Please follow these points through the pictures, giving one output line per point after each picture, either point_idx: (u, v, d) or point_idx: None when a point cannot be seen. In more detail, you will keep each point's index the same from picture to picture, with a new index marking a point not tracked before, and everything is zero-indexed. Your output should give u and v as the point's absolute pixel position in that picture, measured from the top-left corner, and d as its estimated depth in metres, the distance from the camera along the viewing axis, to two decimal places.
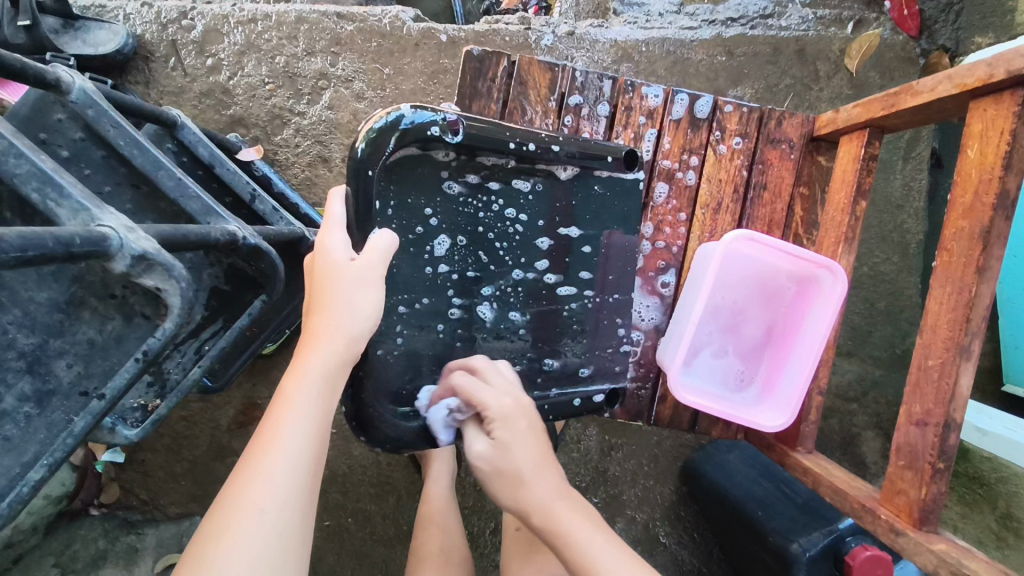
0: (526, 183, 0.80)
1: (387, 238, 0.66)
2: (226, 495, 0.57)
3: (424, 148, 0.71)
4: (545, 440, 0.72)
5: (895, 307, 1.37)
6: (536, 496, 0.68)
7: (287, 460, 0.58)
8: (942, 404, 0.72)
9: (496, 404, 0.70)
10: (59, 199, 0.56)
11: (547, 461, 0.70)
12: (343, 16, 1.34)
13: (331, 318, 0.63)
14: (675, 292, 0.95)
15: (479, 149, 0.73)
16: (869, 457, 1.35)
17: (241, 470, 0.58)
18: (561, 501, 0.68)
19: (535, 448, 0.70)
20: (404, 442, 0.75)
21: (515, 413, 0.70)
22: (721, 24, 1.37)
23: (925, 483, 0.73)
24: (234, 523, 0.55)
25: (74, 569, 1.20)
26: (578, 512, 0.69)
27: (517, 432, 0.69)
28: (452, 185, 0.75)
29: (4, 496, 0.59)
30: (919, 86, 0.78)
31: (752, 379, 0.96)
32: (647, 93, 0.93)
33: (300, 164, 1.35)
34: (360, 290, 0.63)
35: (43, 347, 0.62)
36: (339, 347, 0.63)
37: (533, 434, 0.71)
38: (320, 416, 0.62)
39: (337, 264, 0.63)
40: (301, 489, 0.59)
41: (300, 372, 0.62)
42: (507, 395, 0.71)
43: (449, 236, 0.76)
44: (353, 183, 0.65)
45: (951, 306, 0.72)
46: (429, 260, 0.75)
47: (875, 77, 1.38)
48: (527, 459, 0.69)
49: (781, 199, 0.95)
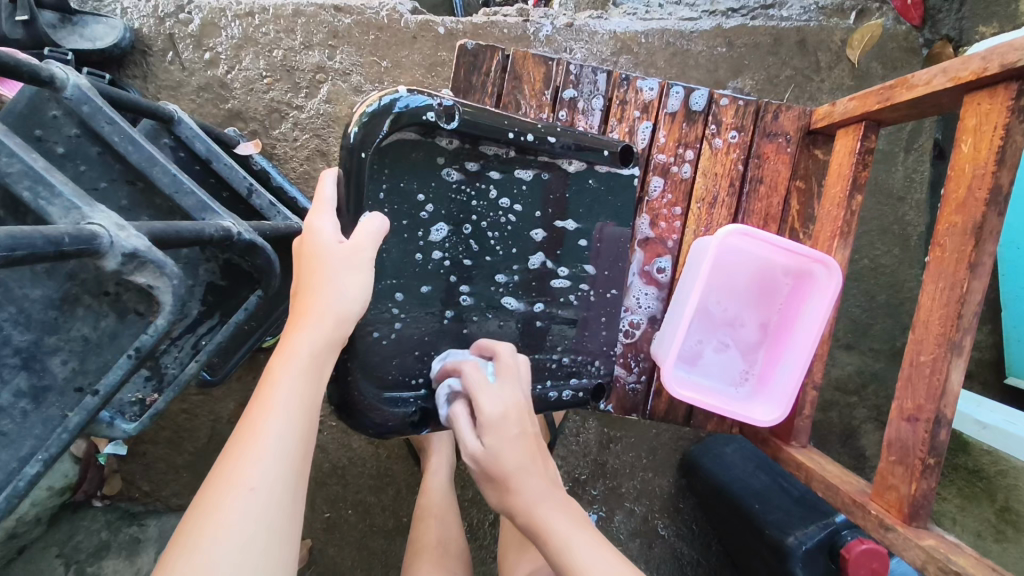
0: (524, 174, 0.79)
1: (377, 221, 0.67)
2: (214, 475, 0.57)
3: (423, 132, 0.70)
4: (537, 445, 0.69)
5: (895, 301, 1.37)
6: (524, 496, 0.65)
7: (277, 440, 0.58)
8: (933, 400, 0.72)
9: (493, 408, 0.67)
10: (50, 197, 0.56)
11: (535, 463, 0.67)
12: (340, 9, 1.34)
13: (319, 299, 0.63)
14: (670, 279, 0.95)
15: (479, 135, 0.73)
16: (868, 449, 1.35)
17: (230, 450, 0.58)
18: (547, 501, 0.65)
19: (525, 450, 0.67)
20: (387, 429, 0.75)
21: (502, 416, 0.67)
22: (721, 15, 1.36)
23: (915, 478, 0.73)
24: (221, 502, 0.55)
25: (78, 559, 1.21)
26: (560, 510, 0.65)
27: (507, 437, 0.66)
28: (452, 172, 0.74)
29: (2, 490, 0.60)
30: (914, 79, 0.77)
31: (747, 373, 0.95)
32: (643, 86, 0.92)
33: (298, 158, 1.35)
34: (349, 270, 0.64)
35: (38, 343, 0.62)
36: (328, 327, 0.64)
37: (527, 440, 0.68)
38: (309, 397, 0.62)
39: (326, 245, 0.64)
40: (291, 469, 0.59)
41: (288, 353, 0.62)
42: (499, 399, 0.68)
43: (447, 224, 0.76)
44: (345, 161, 0.66)
45: (943, 302, 0.72)
46: (421, 247, 0.75)
47: (877, 68, 1.37)
48: (515, 459, 0.66)
49: (777, 193, 0.94)
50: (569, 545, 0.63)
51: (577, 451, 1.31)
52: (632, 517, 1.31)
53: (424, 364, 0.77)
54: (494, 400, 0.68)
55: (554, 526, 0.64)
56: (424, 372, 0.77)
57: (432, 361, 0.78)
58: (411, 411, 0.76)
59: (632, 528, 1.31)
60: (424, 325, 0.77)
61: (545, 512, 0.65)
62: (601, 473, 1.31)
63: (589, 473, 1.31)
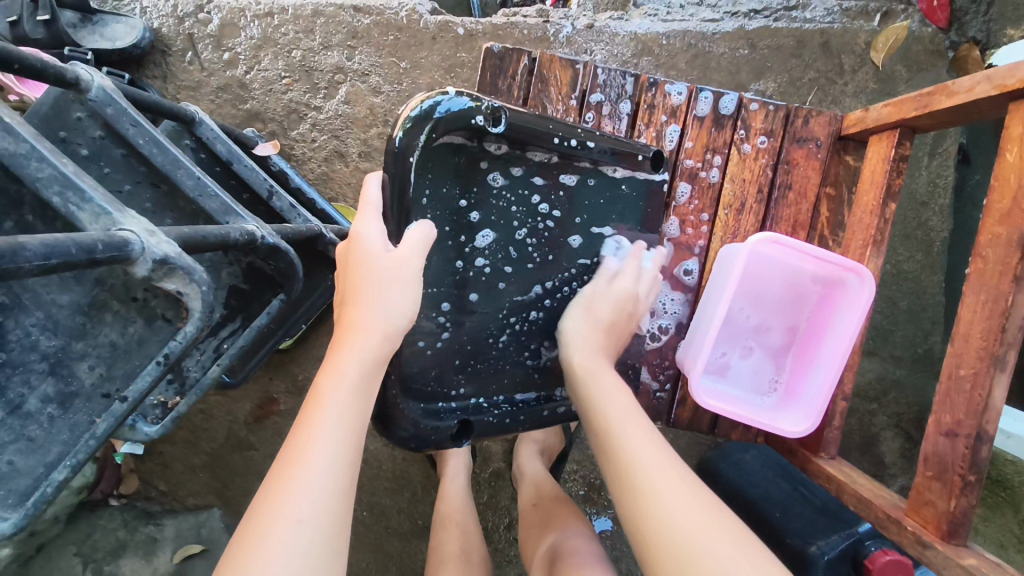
0: (568, 179, 0.79)
1: (426, 228, 0.66)
2: (262, 502, 0.56)
3: (470, 136, 0.68)
4: (619, 332, 0.83)
5: (917, 308, 1.35)
6: (589, 346, 0.78)
7: (325, 463, 0.58)
8: (974, 415, 0.70)
9: (629, 285, 0.83)
10: (80, 203, 0.55)
11: (609, 335, 0.81)
12: (359, 9, 1.33)
13: (368, 314, 0.65)
14: (697, 283, 0.94)
15: (525, 139, 0.71)
16: (888, 457, 1.33)
17: (277, 476, 0.58)
18: (603, 360, 0.77)
19: (619, 329, 0.83)
20: (427, 442, 0.74)
21: (633, 298, 0.83)
22: (743, 16, 1.34)
23: (954, 496, 0.71)
24: (273, 523, 0.54)
25: (95, 558, 1.23)
26: (610, 374, 0.76)
27: (618, 302, 0.82)
28: (497, 177, 0.74)
29: (31, 496, 0.60)
30: (955, 86, 0.76)
31: (777, 383, 0.94)
32: (671, 91, 0.91)
33: (316, 159, 1.34)
34: (395, 284, 0.65)
35: (66, 349, 0.62)
36: (376, 342, 0.65)
37: (625, 318, 0.84)
38: (356, 419, 0.62)
39: (373, 256, 0.65)
40: (340, 492, 0.58)
41: (337, 373, 0.63)
42: (643, 287, 0.84)
43: (493, 230, 0.75)
44: (390, 168, 0.63)
45: (985, 314, 0.70)
46: (464, 254, 0.74)
47: (902, 70, 1.34)
48: (605, 321, 0.81)
49: (806, 200, 0.93)
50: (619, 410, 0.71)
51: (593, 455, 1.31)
52: None
53: (459, 374, 0.78)
54: (635, 284, 0.83)
55: (604, 385, 0.74)
56: (462, 383, 0.78)
57: (471, 371, 0.78)
58: (453, 423, 0.76)
59: None
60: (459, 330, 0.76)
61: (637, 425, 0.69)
62: None
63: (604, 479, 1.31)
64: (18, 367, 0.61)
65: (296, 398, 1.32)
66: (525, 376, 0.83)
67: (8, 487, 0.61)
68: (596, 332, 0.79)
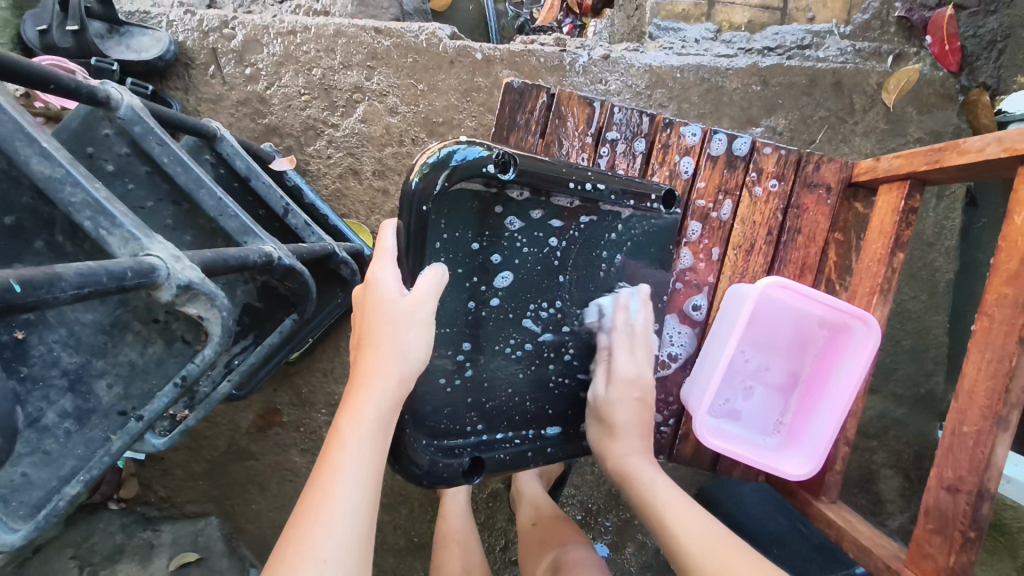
0: (586, 221, 0.81)
1: (439, 273, 0.69)
2: (284, 549, 0.58)
3: (488, 183, 0.70)
4: (646, 414, 0.86)
5: (920, 347, 1.35)
6: (621, 450, 0.82)
7: (347, 505, 0.61)
8: (975, 472, 0.72)
9: (629, 367, 0.84)
10: (110, 228, 0.57)
11: (640, 431, 0.85)
12: (380, 31, 1.35)
13: (386, 358, 0.68)
14: (705, 317, 0.96)
15: (542, 183, 0.73)
16: (887, 495, 1.33)
17: (300, 520, 0.60)
18: (639, 457, 0.82)
19: (638, 419, 0.84)
20: (439, 479, 0.74)
21: (636, 382, 0.84)
22: (758, 53, 1.37)
23: (955, 551, 0.72)
24: (299, 568, 0.57)
25: (92, 562, 1.21)
26: (649, 467, 0.81)
27: (626, 398, 0.83)
28: (514, 221, 0.76)
29: (43, 508, 0.61)
30: (967, 145, 0.78)
31: (779, 427, 0.95)
32: (685, 132, 0.93)
33: (331, 175, 1.36)
34: (412, 327, 0.68)
35: (86, 366, 0.63)
36: (393, 386, 0.67)
37: (641, 405, 0.85)
38: (376, 460, 0.64)
39: (389, 301, 0.68)
40: (359, 538, 0.60)
41: (356, 416, 0.65)
42: (641, 366, 0.86)
43: (512, 271, 0.78)
44: (406, 216, 0.66)
45: (990, 373, 0.72)
46: (479, 294, 0.77)
47: (912, 112, 1.35)
48: (630, 423, 0.83)
49: (815, 243, 0.94)
50: (664, 502, 0.77)
51: (591, 480, 1.31)
52: (643, 551, 1.30)
53: (473, 411, 0.79)
54: (634, 363, 0.85)
55: (644, 475, 0.80)
56: (475, 419, 0.79)
57: (483, 409, 0.80)
58: (465, 460, 0.76)
59: (642, 562, 1.30)
60: (479, 368, 0.79)
61: (681, 524, 0.74)
62: (615, 504, 1.31)
63: (602, 503, 1.31)
64: (38, 382, 0.61)
65: (298, 410, 1.32)
66: (537, 410, 0.85)
67: (21, 498, 0.61)
68: (619, 437, 0.82)
